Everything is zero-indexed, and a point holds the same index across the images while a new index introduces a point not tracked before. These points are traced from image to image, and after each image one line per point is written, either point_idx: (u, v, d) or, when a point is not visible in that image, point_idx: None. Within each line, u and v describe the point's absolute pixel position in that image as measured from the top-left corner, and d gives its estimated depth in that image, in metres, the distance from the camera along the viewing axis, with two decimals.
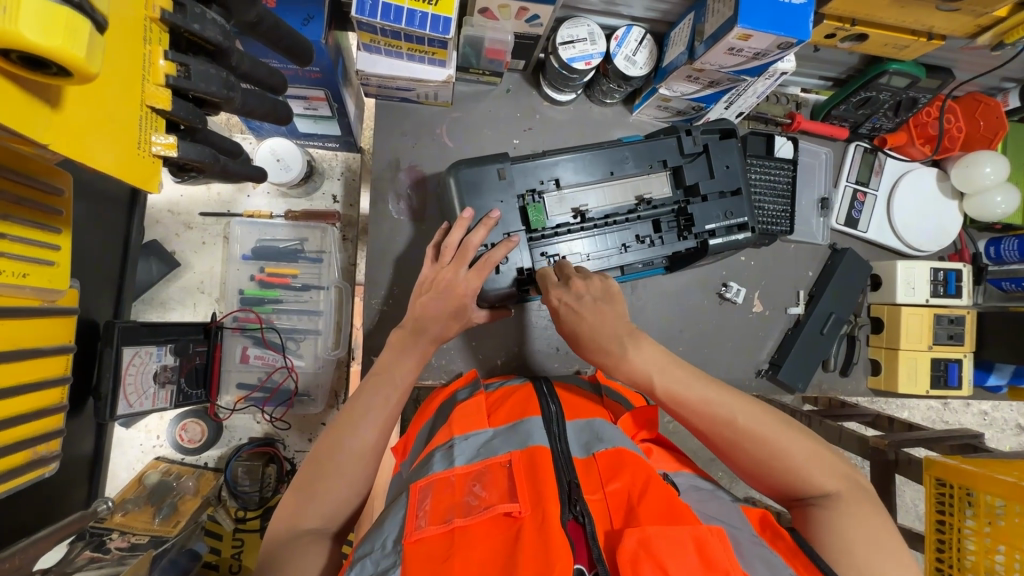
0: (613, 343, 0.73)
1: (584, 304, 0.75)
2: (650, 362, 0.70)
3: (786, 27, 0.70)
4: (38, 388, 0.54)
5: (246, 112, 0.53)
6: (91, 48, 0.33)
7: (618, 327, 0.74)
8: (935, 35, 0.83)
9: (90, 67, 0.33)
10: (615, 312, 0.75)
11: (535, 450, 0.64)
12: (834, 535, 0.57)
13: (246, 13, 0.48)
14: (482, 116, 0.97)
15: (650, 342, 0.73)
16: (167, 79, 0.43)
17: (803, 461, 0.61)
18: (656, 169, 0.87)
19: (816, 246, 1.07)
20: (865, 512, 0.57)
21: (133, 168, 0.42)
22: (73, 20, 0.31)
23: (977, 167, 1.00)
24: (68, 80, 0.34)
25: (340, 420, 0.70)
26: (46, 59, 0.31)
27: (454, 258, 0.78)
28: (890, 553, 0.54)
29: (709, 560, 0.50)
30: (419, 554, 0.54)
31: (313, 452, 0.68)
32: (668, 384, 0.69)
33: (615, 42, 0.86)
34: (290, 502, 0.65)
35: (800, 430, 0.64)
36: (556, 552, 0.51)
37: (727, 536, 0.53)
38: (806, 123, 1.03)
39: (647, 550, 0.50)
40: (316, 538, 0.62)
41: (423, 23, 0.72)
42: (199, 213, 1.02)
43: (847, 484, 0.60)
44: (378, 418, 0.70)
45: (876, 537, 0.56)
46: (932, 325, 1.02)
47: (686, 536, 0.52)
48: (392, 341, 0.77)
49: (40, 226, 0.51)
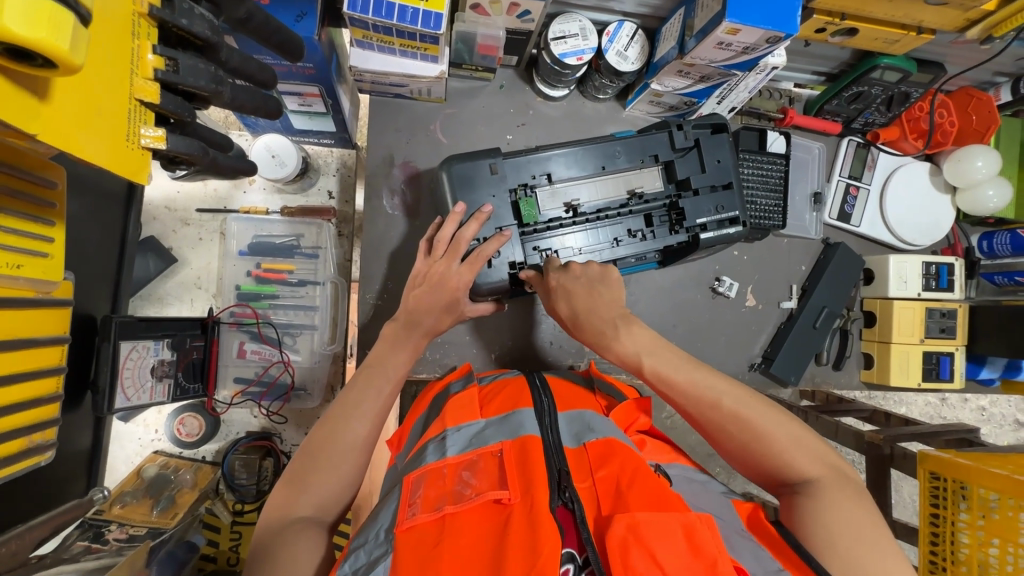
0: (606, 326, 0.74)
1: (579, 283, 0.76)
2: (639, 344, 0.71)
3: (774, 21, 0.70)
4: (33, 377, 0.55)
5: (236, 107, 0.53)
6: (75, 40, 0.34)
7: (611, 310, 0.75)
8: (924, 29, 0.83)
9: (75, 59, 0.34)
10: (612, 295, 0.76)
11: (525, 440, 0.65)
12: (813, 518, 0.56)
13: (236, 9, 0.49)
14: (476, 112, 0.98)
15: (641, 326, 0.74)
16: (156, 73, 0.44)
17: (787, 445, 0.62)
18: (647, 163, 0.88)
19: (809, 240, 1.08)
20: (847, 498, 0.57)
21: (122, 160, 0.43)
22: (57, 12, 0.32)
23: (968, 161, 1.00)
24: (54, 71, 0.34)
25: (334, 411, 0.71)
26: (32, 51, 0.32)
27: (446, 252, 0.79)
28: (869, 538, 0.54)
29: (697, 547, 0.51)
30: (409, 542, 0.55)
31: (307, 443, 0.69)
32: (657, 366, 0.69)
33: (607, 37, 0.87)
34: (284, 492, 0.65)
35: (786, 418, 0.65)
36: (545, 537, 0.52)
37: (715, 523, 0.54)
38: (799, 118, 1.03)
39: (635, 536, 0.51)
40: (311, 525, 0.63)
41: (414, 19, 0.72)
42: (196, 210, 1.03)
43: (832, 472, 0.60)
44: (371, 410, 0.71)
45: (856, 522, 0.55)
46: (924, 319, 1.03)
47: (674, 522, 0.52)
48: (385, 335, 0.78)
49: (34, 219, 0.52)
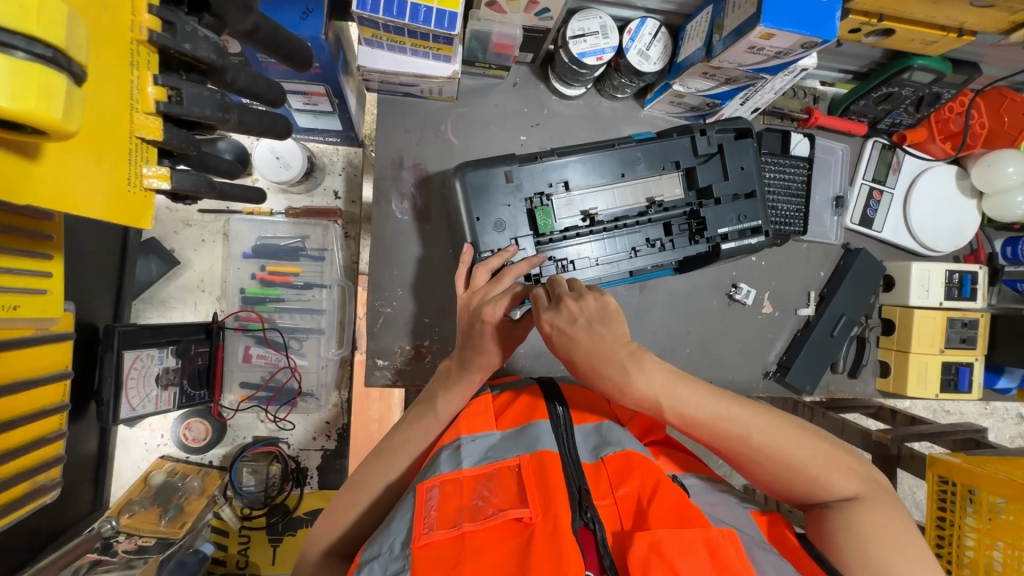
0: (615, 369, 0.67)
1: (578, 326, 0.70)
2: (658, 386, 0.66)
3: (811, 26, 0.66)
4: (37, 418, 0.55)
5: (244, 130, 0.50)
6: (68, 104, 0.31)
7: (617, 348, 0.68)
8: (966, 31, 0.79)
9: (68, 127, 0.31)
10: (613, 333, 0.69)
11: (543, 455, 0.62)
12: (851, 540, 0.56)
13: (243, 23, 0.45)
14: (488, 110, 0.94)
15: (654, 361, 0.67)
16: (158, 106, 0.40)
17: (820, 468, 0.60)
18: (667, 170, 0.85)
19: (829, 246, 1.05)
20: (885, 514, 0.57)
21: (123, 209, 0.39)
22: (50, 76, 0.30)
23: (999, 166, 0.97)
24: (45, 138, 0.32)
25: (380, 451, 0.73)
26: (20, 122, 0.30)
27: (486, 283, 0.77)
28: (906, 553, 0.55)
29: (721, 563, 0.50)
30: (427, 560, 0.53)
31: (352, 475, 0.72)
32: (676, 404, 0.65)
33: (628, 35, 0.82)
34: (323, 519, 0.70)
35: (813, 434, 0.63)
36: (569, 564, 0.49)
37: (738, 540, 0.52)
38: (824, 119, 0.99)
39: (657, 554, 0.50)
40: (337, 555, 0.68)
41: (427, 18, 0.68)
42: (198, 211, 0.99)
43: (865, 484, 0.60)
44: (406, 455, 0.72)
45: (896, 538, 0.56)
46: (945, 329, 1.01)
47: (696, 539, 0.51)
48: (443, 371, 0.78)
49: (31, 255, 0.48)
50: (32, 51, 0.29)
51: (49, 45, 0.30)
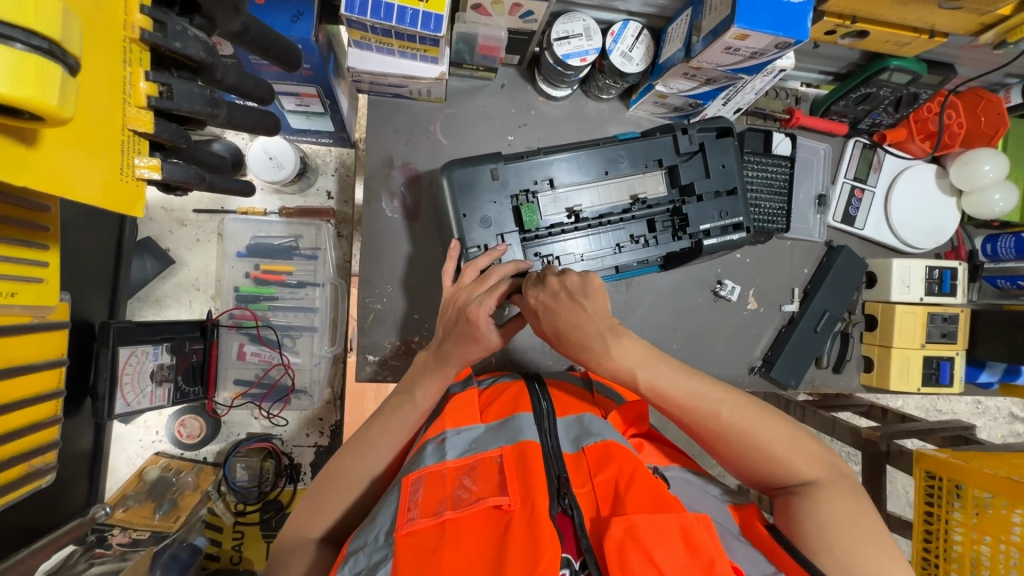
0: (594, 340, 0.70)
1: (561, 300, 0.72)
2: (638, 372, 0.68)
3: (784, 27, 0.69)
4: (32, 403, 0.57)
5: (233, 126, 0.52)
6: (63, 92, 0.33)
7: (599, 323, 0.71)
8: (937, 32, 0.82)
9: (62, 113, 0.33)
10: (596, 306, 0.71)
11: (525, 446, 0.63)
12: (814, 522, 0.58)
13: (230, 24, 0.47)
14: (476, 111, 0.96)
15: (631, 337, 0.70)
16: (149, 101, 0.43)
17: (787, 451, 0.62)
18: (650, 168, 0.87)
19: (811, 243, 1.07)
20: (847, 498, 0.58)
21: (114, 196, 0.42)
22: (47, 66, 0.32)
23: (976, 165, 1.00)
24: (42, 124, 0.34)
25: (353, 441, 0.74)
26: (18, 108, 0.32)
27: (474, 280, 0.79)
28: (865, 536, 0.56)
29: (694, 546, 0.51)
30: (408, 548, 0.54)
31: (336, 464, 0.73)
32: (656, 389, 0.68)
33: (612, 37, 0.84)
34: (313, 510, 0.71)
35: (783, 420, 0.65)
36: (546, 548, 0.51)
37: (712, 524, 0.53)
38: (806, 119, 1.01)
39: (633, 539, 0.51)
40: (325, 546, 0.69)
41: (413, 21, 0.70)
42: (193, 211, 1.02)
43: (830, 472, 0.61)
44: (388, 447, 0.73)
45: (855, 523, 0.57)
46: (925, 324, 1.03)
47: (672, 525, 0.52)
48: (419, 361, 0.79)
49: (27, 244, 0.50)
50: (31, 43, 0.31)
51: (45, 38, 0.32)
